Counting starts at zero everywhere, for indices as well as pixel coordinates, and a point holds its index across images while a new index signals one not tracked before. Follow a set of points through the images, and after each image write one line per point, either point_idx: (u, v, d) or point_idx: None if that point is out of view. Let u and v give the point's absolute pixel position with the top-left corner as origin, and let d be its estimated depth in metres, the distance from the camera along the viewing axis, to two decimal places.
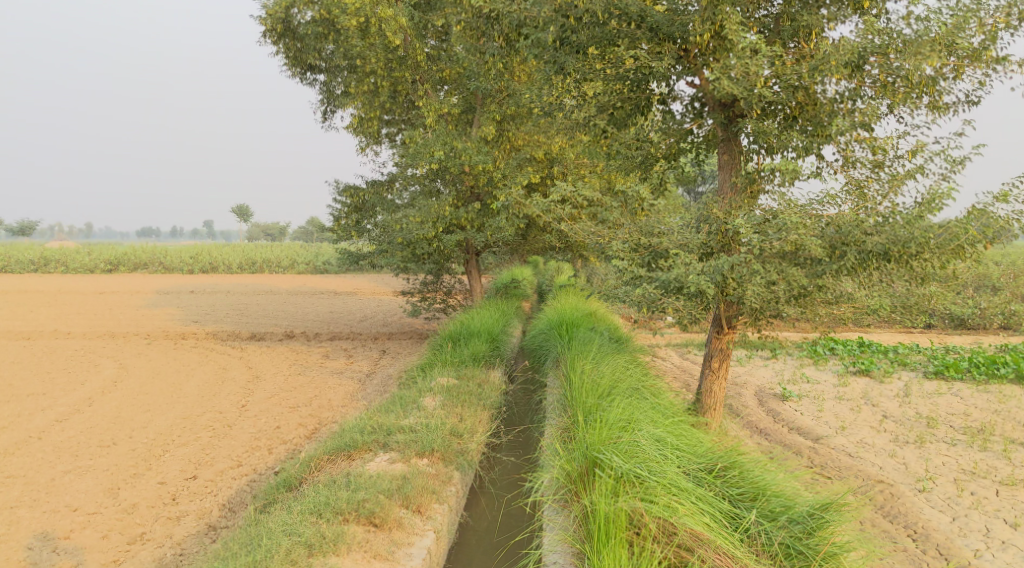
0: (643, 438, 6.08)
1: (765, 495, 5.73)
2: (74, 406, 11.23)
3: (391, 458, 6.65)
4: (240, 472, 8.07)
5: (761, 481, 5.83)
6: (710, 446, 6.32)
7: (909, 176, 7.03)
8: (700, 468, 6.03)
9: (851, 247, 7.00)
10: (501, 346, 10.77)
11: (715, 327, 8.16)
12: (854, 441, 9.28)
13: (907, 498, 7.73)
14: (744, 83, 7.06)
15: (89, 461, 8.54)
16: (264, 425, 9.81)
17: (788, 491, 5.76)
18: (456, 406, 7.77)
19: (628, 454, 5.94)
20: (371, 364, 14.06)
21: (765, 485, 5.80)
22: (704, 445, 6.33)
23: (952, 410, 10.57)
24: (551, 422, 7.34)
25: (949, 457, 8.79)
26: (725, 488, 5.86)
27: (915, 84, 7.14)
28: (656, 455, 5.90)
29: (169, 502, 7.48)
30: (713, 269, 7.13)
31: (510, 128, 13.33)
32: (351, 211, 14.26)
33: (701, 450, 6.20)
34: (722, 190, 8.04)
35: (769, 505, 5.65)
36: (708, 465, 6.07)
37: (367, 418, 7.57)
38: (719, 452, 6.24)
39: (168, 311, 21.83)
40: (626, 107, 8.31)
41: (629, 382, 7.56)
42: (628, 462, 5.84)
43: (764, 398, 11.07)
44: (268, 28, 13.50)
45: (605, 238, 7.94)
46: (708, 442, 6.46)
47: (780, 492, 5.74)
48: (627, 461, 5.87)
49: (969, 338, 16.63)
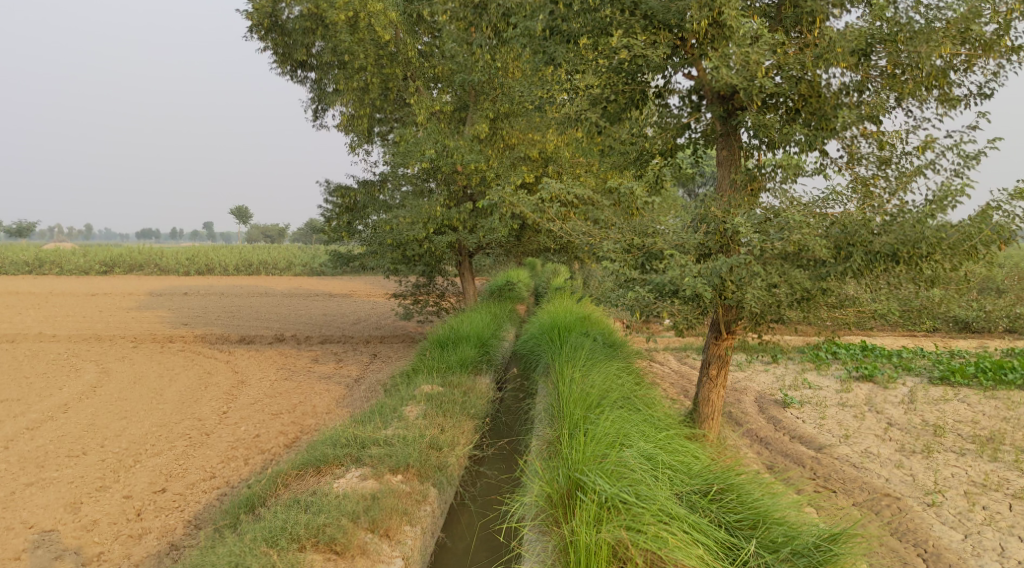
0: (632, 458, 5.66)
1: (766, 523, 5.28)
2: (47, 412, 10.79)
3: (362, 474, 6.23)
4: (212, 485, 7.66)
5: (763, 506, 5.37)
6: (706, 465, 5.86)
7: (917, 172, 6.62)
8: (694, 491, 5.59)
9: (858, 247, 6.57)
10: (491, 351, 10.34)
11: (714, 332, 7.73)
12: (859, 450, 8.85)
13: (915, 513, 7.31)
14: (744, 73, 6.63)
15: (54, 473, 8.11)
16: (242, 432, 9.38)
17: (792, 518, 5.30)
18: (438, 416, 7.36)
19: (613, 477, 5.51)
20: (360, 368, 13.64)
21: (766, 511, 5.34)
22: (700, 463, 5.88)
23: (960, 418, 10.15)
24: (538, 433, 6.93)
25: (959, 469, 8.36)
26: (721, 513, 5.42)
27: (927, 76, 6.72)
28: (645, 478, 5.47)
29: (132, 518, 7.08)
30: (711, 270, 6.70)
31: (504, 125, 12.82)
32: (342, 211, 13.70)
33: (697, 470, 5.75)
34: (721, 188, 7.63)
35: (770, 534, 5.21)
36: (703, 488, 5.62)
37: (342, 429, 7.16)
38: (716, 471, 5.77)
39: (159, 313, 21.37)
40: (621, 100, 7.81)
41: (621, 391, 7.14)
42: (614, 485, 5.41)
43: (764, 405, 10.63)
44: (255, 23, 13.01)
45: (596, 238, 7.48)
46: (705, 458, 6.00)
47: (783, 519, 5.29)
48: (612, 485, 5.44)
49: (974, 342, 16.20)
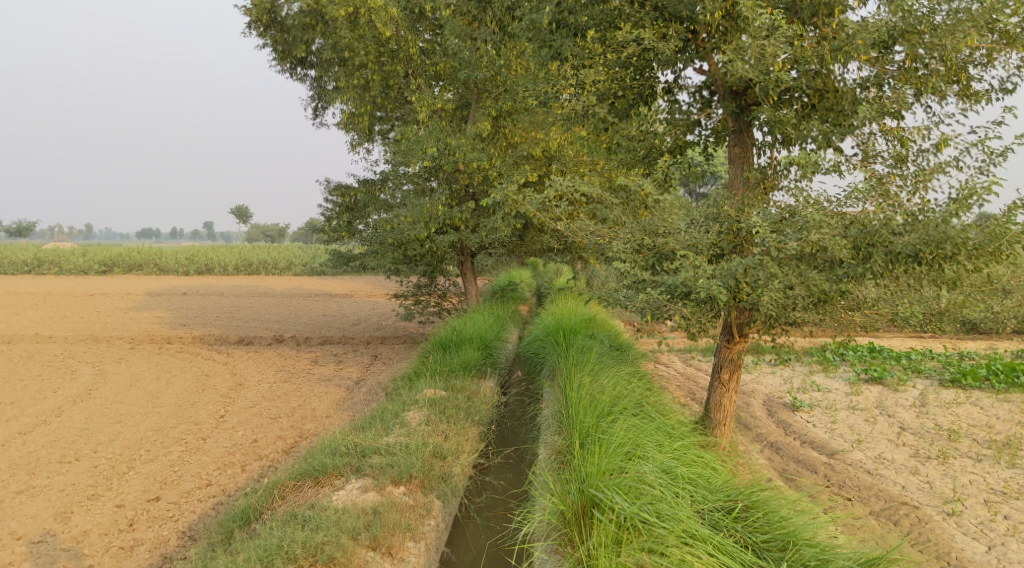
0: (650, 473, 5.43)
1: (796, 544, 5.04)
2: (40, 416, 10.55)
3: (363, 486, 5.98)
4: (207, 493, 7.42)
5: (792, 526, 5.13)
6: (728, 480, 5.62)
7: (939, 170, 6.37)
8: (716, 509, 5.36)
9: (878, 248, 6.32)
10: (494, 353, 10.07)
11: (726, 335, 7.48)
12: (873, 456, 8.60)
13: (936, 523, 7.09)
14: (760, 67, 6.36)
15: (44, 480, 7.87)
16: (240, 437, 9.12)
17: (823, 539, 5.06)
18: (442, 422, 7.12)
19: (631, 493, 5.29)
20: (361, 370, 13.39)
21: (795, 531, 5.10)
22: (722, 478, 5.64)
23: (974, 422, 9.89)
24: (547, 441, 6.69)
25: (977, 476, 8.11)
26: (747, 533, 5.17)
27: (949, 70, 6.46)
28: (665, 496, 5.25)
29: (124, 529, 6.85)
30: (725, 271, 6.44)
31: (506, 124, 12.57)
32: (343, 211, 13.43)
33: (719, 485, 5.52)
34: (733, 186, 7.36)
35: (801, 557, 4.96)
36: (727, 505, 5.39)
37: (342, 435, 6.91)
38: (739, 487, 5.53)
39: (158, 314, 21.11)
40: (629, 95, 7.60)
41: (631, 397, 6.89)
42: (632, 504, 5.19)
43: (773, 409, 10.37)
44: (253, 19, 12.74)
45: (604, 238, 7.22)
46: (725, 473, 5.76)
47: (813, 541, 5.05)
48: (630, 503, 5.22)
49: (982, 344, 15.90)
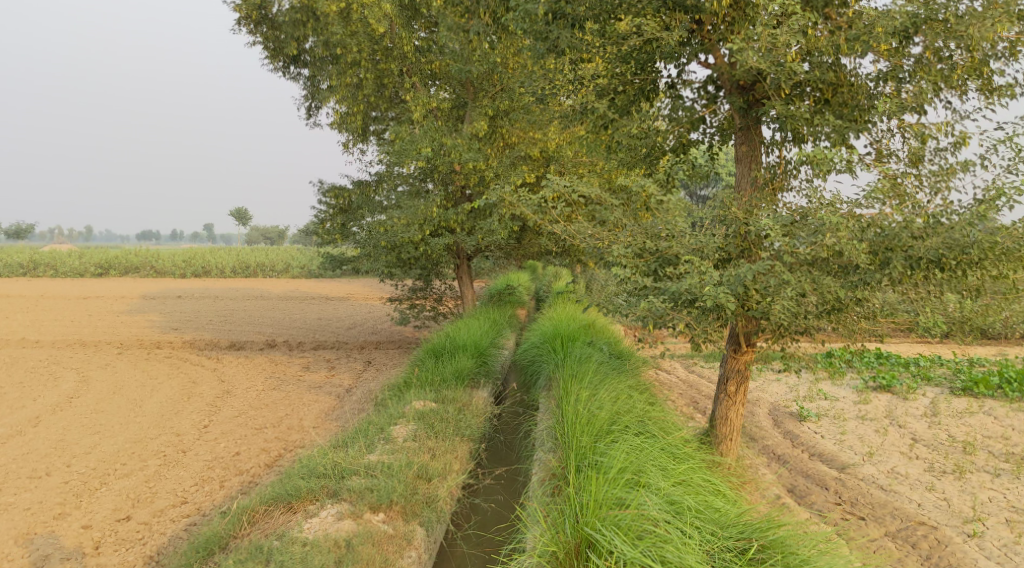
0: (653, 508, 5.01)
1: None
2: (15, 427, 10.09)
3: (339, 512, 5.57)
4: (181, 512, 6.99)
5: None
6: (740, 513, 5.20)
7: (960, 169, 5.93)
8: (726, 549, 4.94)
9: (897, 253, 5.86)
10: (489, 360, 9.59)
11: (732, 345, 7.01)
12: (886, 470, 8.14)
13: (957, 546, 6.63)
14: (771, 57, 5.87)
15: (10, 498, 7.42)
16: (221, 449, 8.66)
17: None
18: (429, 439, 6.70)
19: (631, 534, 4.87)
20: (352, 377, 12.93)
21: None
22: (734, 511, 5.22)
23: (989, 433, 9.42)
24: (540, 462, 6.25)
25: (996, 493, 7.65)
26: None
27: (971, 63, 6.03)
28: (671, 535, 4.83)
29: (89, 552, 6.42)
30: (734, 278, 5.95)
31: (503, 123, 12.20)
32: (336, 212, 13.04)
33: (731, 521, 5.10)
34: (741, 187, 6.91)
35: None
36: (740, 545, 4.97)
37: (322, 453, 6.47)
38: (753, 521, 5.11)
39: (150, 318, 20.61)
40: (629, 91, 7.15)
41: (633, 413, 6.45)
42: (634, 547, 4.77)
43: (779, 418, 9.92)
44: (243, 16, 12.33)
45: (604, 241, 6.75)
46: (737, 505, 5.34)
47: None
48: (631, 545, 4.81)
49: (992, 351, 15.34)
